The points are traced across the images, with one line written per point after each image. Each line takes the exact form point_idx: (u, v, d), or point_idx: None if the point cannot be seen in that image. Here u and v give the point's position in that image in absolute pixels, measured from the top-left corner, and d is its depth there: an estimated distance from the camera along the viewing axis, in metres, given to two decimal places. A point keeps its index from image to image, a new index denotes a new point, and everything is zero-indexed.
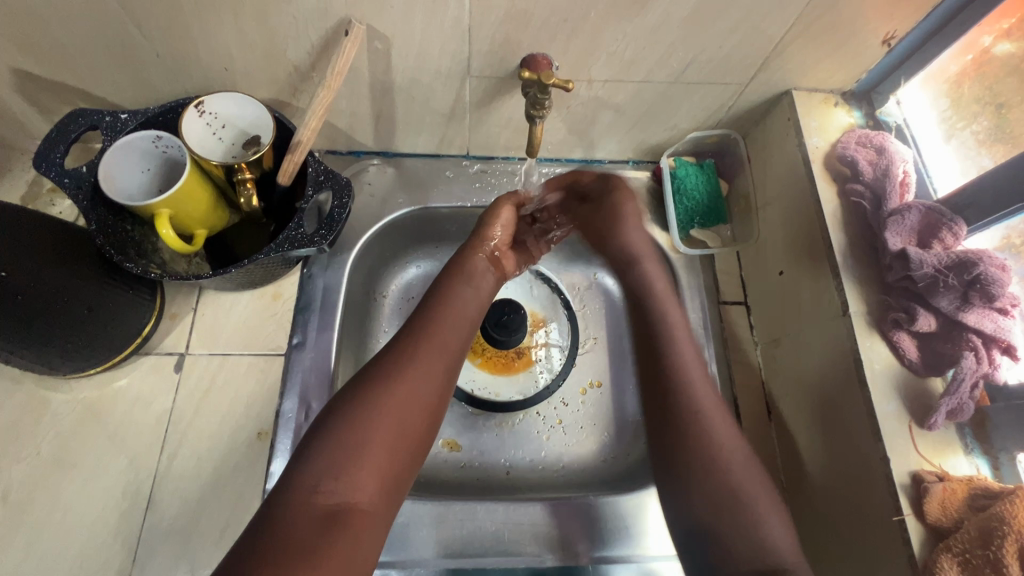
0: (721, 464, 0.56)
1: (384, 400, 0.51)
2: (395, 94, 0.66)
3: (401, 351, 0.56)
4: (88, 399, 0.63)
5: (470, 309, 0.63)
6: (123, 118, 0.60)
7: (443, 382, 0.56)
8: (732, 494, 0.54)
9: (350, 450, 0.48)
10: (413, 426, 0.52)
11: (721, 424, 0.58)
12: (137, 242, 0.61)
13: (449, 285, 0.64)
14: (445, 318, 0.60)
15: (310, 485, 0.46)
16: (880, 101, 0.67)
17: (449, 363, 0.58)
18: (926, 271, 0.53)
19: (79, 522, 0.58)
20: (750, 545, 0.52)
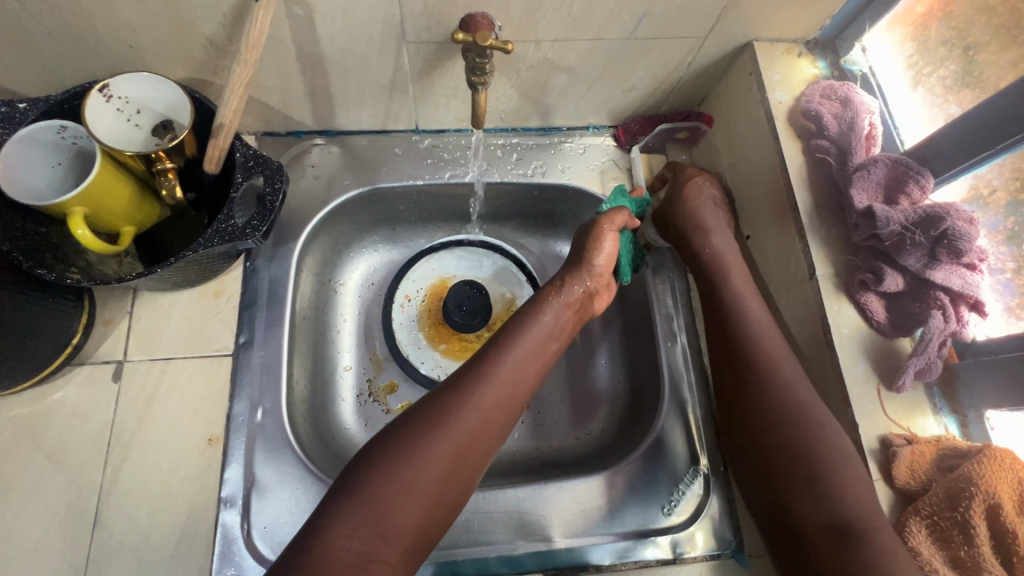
0: (799, 437, 0.48)
1: (433, 447, 0.46)
2: (325, 66, 0.60)
3: (457, 392, 0.49)
4: (20, 417, 0.59)
5: (545, 351, 0.54)
6: (22, 108, 0.54)
7: (499, 430, 0.50)
8: (810, 463, 0.47)
9: (390, 502, 0.43)
10: (458, 483, 0.47)
11: (799, 387, 0.51)
12: (54, 245, 0.56)
13: (524, 317, 0.56)
14: (514, 358, 0.52)
15: (342, 534, 0.41)
16: (845, 48, 0.63)
17: (510, 412, 0.51)
18: (893, 228, 0.51)
19: (22, 547, 0.55)
20: (818, 504, 0.46)
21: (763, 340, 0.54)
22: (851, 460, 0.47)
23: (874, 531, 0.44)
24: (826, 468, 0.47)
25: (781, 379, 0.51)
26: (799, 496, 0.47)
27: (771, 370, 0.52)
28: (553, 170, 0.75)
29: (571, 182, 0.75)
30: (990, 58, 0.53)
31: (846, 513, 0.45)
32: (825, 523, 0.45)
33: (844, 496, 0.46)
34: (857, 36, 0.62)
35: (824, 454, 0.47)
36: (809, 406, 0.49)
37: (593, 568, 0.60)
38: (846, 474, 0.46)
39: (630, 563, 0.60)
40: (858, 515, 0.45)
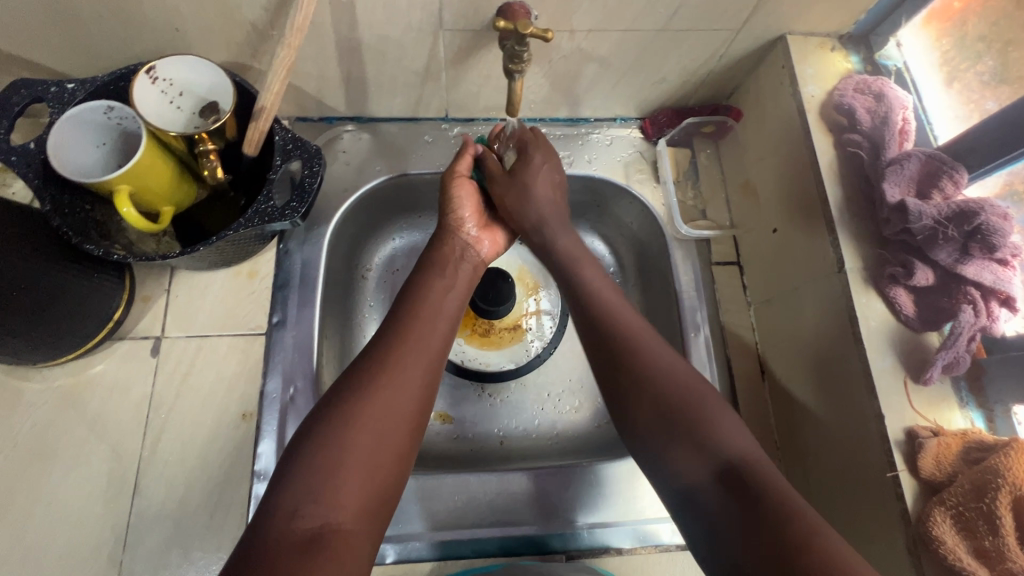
0: (672, 394, 0.50)
1: (359, 414, 0.46)
2: (363, 52, 0.61)
3: (370, 362, 0.50)
4: (63, 388, 0.61)
5: (448, 310, 0.57)
6: (70, 88, 0.56)
7: (422, 391, 0.50)
8: (687, 415, 0.48)
9: (325, 473, 0.43)
10: (391, 443, 0.47)
11: (663, 352, 0.53)
12: (99, 222, 0.57)
13: (423, 277, 0.59)
14: (420, 324, 0.54)
15: (288, 511, 0.41)
16: (880, 43, 0.63)
17: (429, 370, 0.52)
18: (925, 222, 0.51)
19: (65, 511, 0.57)
20: (699, 453, 0.47)
21: (619, 316, 0.56)
22: (712, 404, 0.49)
23: (756, 459, 0.46)
24: (703, 415, 0.48)
25: (641, 346, 0.53)
26: (682, 451, 0.47)
27: (632, 338, 0.54)
28: (580, 160, 0.75)
29: (596, 172, 0.75)
30: None
31: (727, 450, 0.46)
32: (711, 467, 0.46)
33: (722, 436, 0.47)
34: (893, 30, 0.62)
35: (697, 403, 0.49)
36: (665, 364, 0.52)
37: (613, 551, 0.61)
38: (717, 413, 0.48)
39: (649, 547, 0.61)
40: (739, 452, 0.46)
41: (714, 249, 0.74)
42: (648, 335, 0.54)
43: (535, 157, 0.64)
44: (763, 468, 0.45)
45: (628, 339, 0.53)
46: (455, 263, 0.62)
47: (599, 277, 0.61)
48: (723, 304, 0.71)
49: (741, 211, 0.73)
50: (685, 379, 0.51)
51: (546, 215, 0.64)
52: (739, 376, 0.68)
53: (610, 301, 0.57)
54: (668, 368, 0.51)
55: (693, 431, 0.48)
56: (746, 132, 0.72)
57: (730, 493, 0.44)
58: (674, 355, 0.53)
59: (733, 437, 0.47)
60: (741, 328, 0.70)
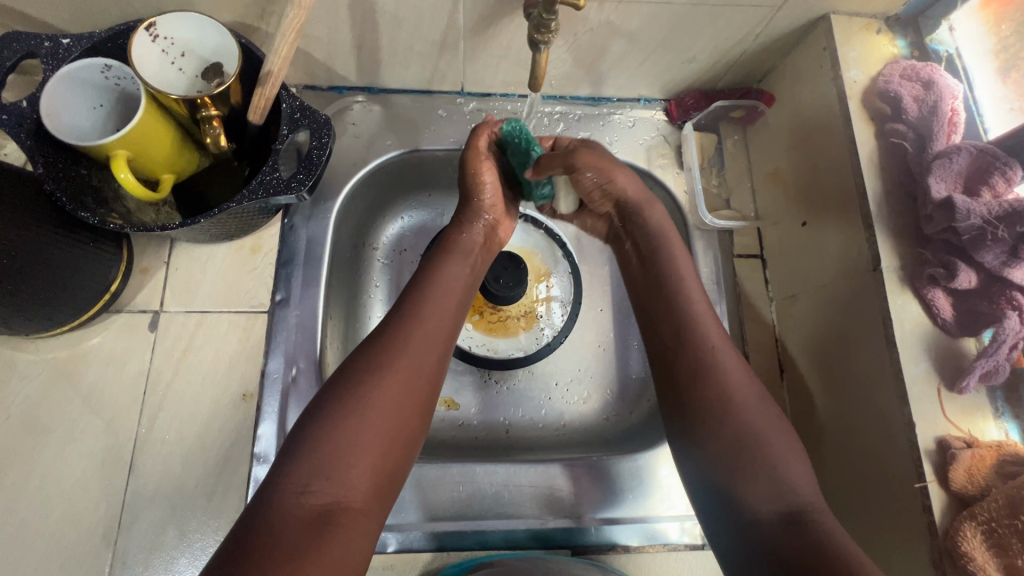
0: (739, 426, 0.46)
1: (371, 393, 0.45)
2: (377, 17, 0.57)
3: (381, 341, 0.48)
4: (57, 359, 0.59)
5: (461, 286, 0.55)
6: (65, 44, 0.52)
7: (432, 373, 0.49)
8: (752, 448, 0.45)
9: (335, 450, 0.42)
10: (404, 422, 0.46)
11: (735, 373, 0.49)
12: (95, 188, 0.54)
13: (440, 259, 0.56)
14: (431, 304, 0.52)
15: (297, 485, 0.40)
16: (929, 27, 0.59)
17: (440, 353, 0.50)
18: (973, 222, 0.48)
19: (60, 486, 0.55)
20: (774, 492, 0.43)
21: (711, 337, 0.51)
22: (785, 441, 0.46)
23: (816, 505, 0.43)
24: (768, 454, 0.45)
25: (724, 371, 0.49)
26: (754, 486, 0.44)
27: (708, 356, 0.50)
28: (600, 142, 0.72)
29: (617, 156, 0.71)
30: None
31: (792, 492, 0.43)
32: (774, 510, 0.43)
33: (786, 477, 0.44)
34: (945, 13, 0.57)
35: (762, 436, 0.46)
36: (738, 392, 0.48)
37: (620, 548, 0.59)
38: (783, 450, 0.45)
39: (657, 545, 0.60)
40: (802, 495, 0.43)
41: (736, 241, 0.71)
42: (726, 351, 0.50)
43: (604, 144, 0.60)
44: (824, 516, 0.42)
45: (704, 362, 0.49)
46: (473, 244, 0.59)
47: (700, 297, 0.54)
48: (743, 298, 0.69)
49: (767, 201, 0.70)
50: (764, 408, 0.48)
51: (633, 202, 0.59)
52: (757, 373, 0.66)
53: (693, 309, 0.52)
54: (745, 392, 0.48)
55: (763, 459, 0.45)
56: (778, 117, 0.68)
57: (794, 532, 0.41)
58: (748, 375, 0.50)
59: (797, 478, 0.44)
60: (762, 324, 0.67)
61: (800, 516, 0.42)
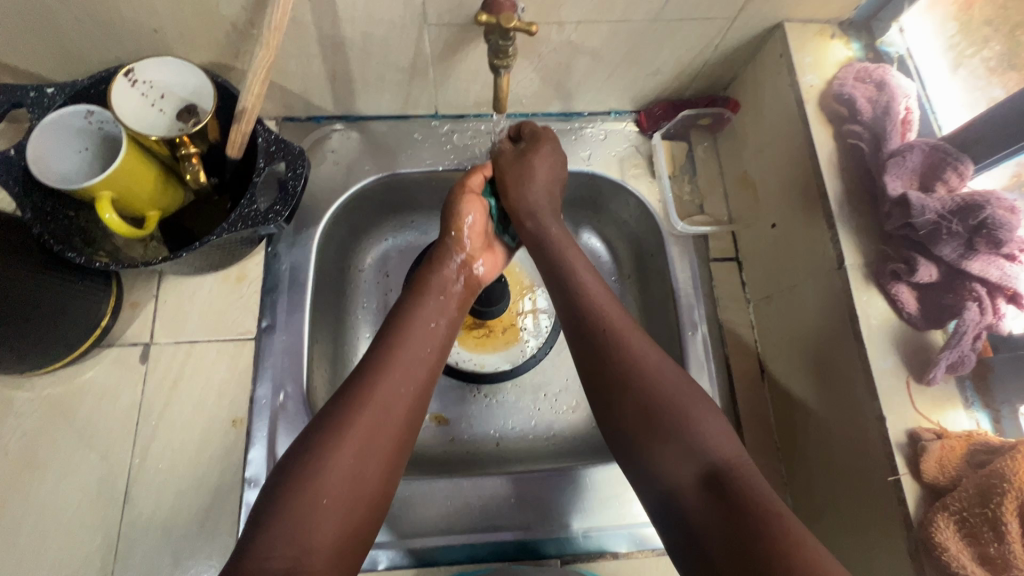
0: (659, 400, 0.48)
1: (339, 449, 0.44)
2: (347, 50, 0.60)
3: (354, 395, 0.48)
4: (53, 396, 0.61)
5: (435, 334, 0.55)
6: (49, 93, 0.55)
7: (403, 427, 0.48)
8: (672, 419, 0.47)
9: (302, 512, 0.42)
10: (371, 474, 0.45)
11: (651, 348, 0.52)
12: (84, 229, 0.57)
13: (412, 304, 0.56)
14: (402, 355, 0.52)
15: (261, 553, 0.40)
16: (881, 29, 0.61)
17: (413, 407, 0.50)
18: (928, 217, 0.49)
19: (56, 519, 0.57)
20: (686, 455, 0.46)
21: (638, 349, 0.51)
22: (699, 403, 0.48)
23: (733, 456, 0.46)
24: (681, 416, 0.47)
25: (640, 358, 0.51)
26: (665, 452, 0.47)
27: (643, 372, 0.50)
28: (577, 156, 0.74)
29: (593, 169, 0.73)
30: None
31: (707, 453, 0.46)
32: (691, 467, 0.45)
33: (702, 436, 0.47)
34: (895, 15, 0.59)
35: (682, 407, 0.48)
36: (649, 358, 0.51)
37: (610, 555, 0.60)
38: (699, 411, 0.48)
39: (646, 551, 0.60)
40: (718, 450, 0.46)
41: (711, 245, 0.72)
42: (633, 329, 0.53)
43: (544, 147, 0.63)
44: (743, 470, 0.45)
45: (629, 378, 0.50)
46: (447, 285, 0.60)
47: (598, 282, 0.57)
48: (721, 301, 0.70)
49: (739, 205, 0.71)
50: (670, 371, 0.50)
51: (539, 222, 0.61)
52: (738, 375, 0.66)
53: (607, 309, 0.54)
54: (654, 365, 0.50)
55: (675, 420, 0.47)
56: (745, 123, 0.70)
57: (710, 491, 0.44)
58: (650, 345, 0.52)
59: (711, 436, 0.47)
60: (740, 326, 0.68)
61: (716, 470, 0.45)
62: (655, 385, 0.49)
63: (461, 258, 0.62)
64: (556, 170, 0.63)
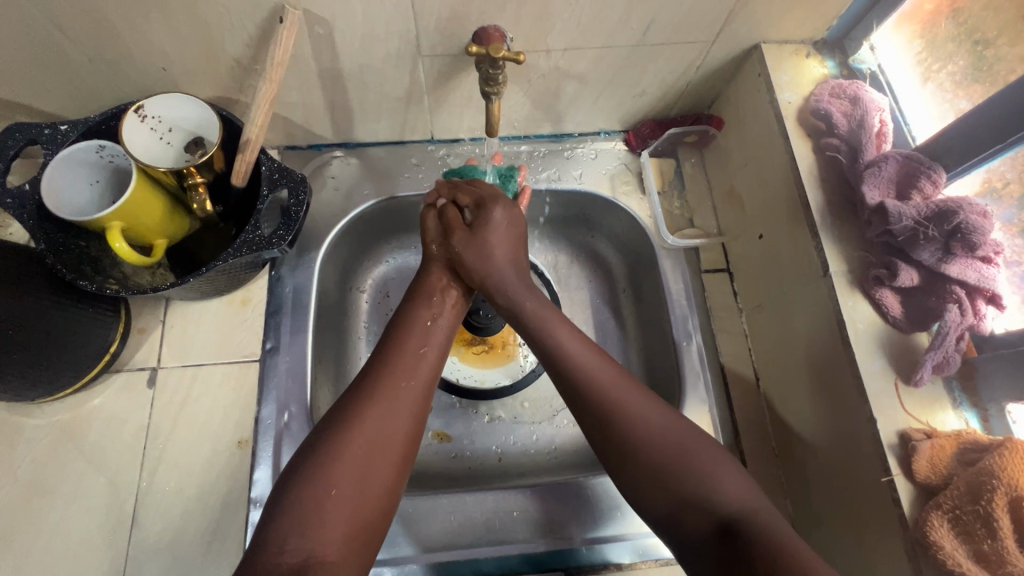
0: (666, 454, 0.48)
1: (344, 444, 0.46)
2: (346, 81, 0.63)
3: (360, 393, 0.49)
4: (62, 422, 0.62)
5: (436, 336, 0.57)
6: (63, 129, 0.58)
7: (410, 423, 0.50)
8: (686, 476, 0.47)
9: (314, 503, 0.43)
10: (379, 471, 0.46)
11: (647, 410, 0.50)
12: (94, 258, 0.59)
13: (410, 307, 0.59)
14: (404, 352, 0.53)
15: (275, 544, 0.41)
16: (853, 48, 0.64)
17: (419, 399, 0.51)
18: (905, 224, 0.51)
19: (65, 543, 0.58)
20: (706, 513, 0.45)
21: (633, 408, 0.50)
22: (718, 462, 0.47)
23: (753, 517, 0.44)
24: (699, 475, 0.47)
25: (630, 413, 0.50)
26: (688, 513, 0.46)
27: (626, 418, 0.50)
28: (569, 175, 0.76)
29: (585, 187, 0.76)
30: (998, 53, 0.53)
31: (724, 507, 0.45)
32: (711, 526, 0.45)
33: (723, 494, 0.46)
34: (865, 35, 0.62)
35: (692, 462, 0.47)
36: (636, 434, 0.49)
37: (614, 566, 0.60)
38: (721, 473, 0.47)
39: (650, 561, 0.60)
40: (738, 504, 0.45)
41: (703, 257, 0.74)
42: (617, 378, 0.52)
43: (495, 212, 0.61)
44: (765, 522, 0.44)
45: (609, 418, 0.50)
46: (446, 288, 0.62)
47: (577, 338, 0.55)
48: (714, 311, 0.71)
49: (728, 218, 0.74)
50: (675, 425, 0.50)
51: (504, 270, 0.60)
52: (734, 383, 0.67)
53: (573, 354, 0.54)
54: (655, 426, 0.49)
55: (694, 475, 0.47)
56: (730, 139, 0.73)
57: (727, 545, 0.43)
58: (668, 417, 0.50)
59: (732, 491, 0.46)
60: (733, 335, 0.70)
61: (739, 526, 0.43)
62: (628, 441, 0.49)
63: (454, 286, 0.63)
64: (515, 227, 0.63)
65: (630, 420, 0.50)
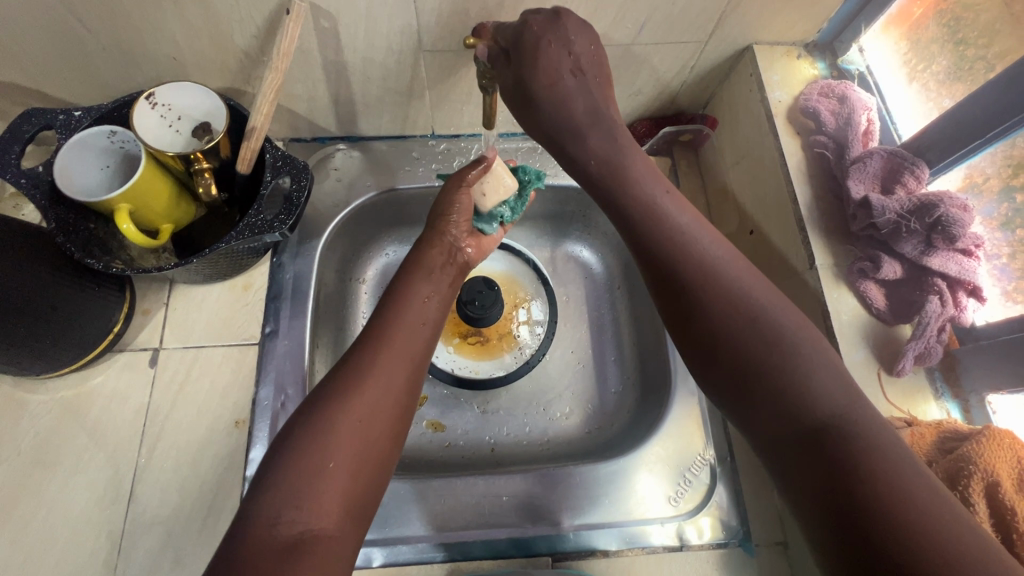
0: (753, 342, 0.44)
1: (342, 415, 0.46)
2: (349, 75, 0.65)
3: (356, 364, 0.50)
4: (65, 398, 0.64)
5: (431, 309, 0.57)
6: (77, 115, 0.60)
7: (403, 392, 0.50)
8: (773, 367, 0.43)
9: (310, 474, 0.43)
10: (374, 442, 0.47)
11: (749, 286, 0.46)
12: (102, 239, 0.61)
13: (408, 279, 0.59)
14: (400, 325, 0.54)
15: (270, 515, 0.41)
16: (843, 49, 0.66)
17: (411, 368, 0.52)
18: (889, 217, 0.52)
19: (64, 515, 0.59)
20: (788, 411, 0.42)
21: (733, 280, 0.47)
22: (808, 344, 0.43)
23: (850, 412, 0.40)
24: (789, 364, 0.43)
25: (727, 287, 0.47)
26: (766, 401, 0.43)
27: (716, 287, 0.47)
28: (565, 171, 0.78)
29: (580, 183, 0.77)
30: (980, 54, 0.54)
31: (814, 407, 0.41)
32: (797, 424, 0.41)
33: (812, 388, 0.42)
34: (854, 37, 0.64)
35: (778, 347, 0.43)
36: (747, 302, 0.46)
37: (600, 553, 0.61)
38: (809, 362, 0.43)
39: (637, 548, 0.61)
40: (835, 407, 0.41)
41: None
42: (722, 252, 0.49)
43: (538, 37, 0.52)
44: (862, 422, 0.40)
45: (708, 290, 0.47)
46: (443, 262, 0.62)
47: (673, 198, 0.53)
48: None
49: (721, 215, 0.75)
50: (764, 295, 0.46)
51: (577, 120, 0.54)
52: None
53: (671, 217, 0.51)
54: (754, 301, 0.46)
55: (786, 367, 0.43)
56: (723, 138, 0.74)
57: (815, 442, 0.40)
58: (769, 289, 0.47)
59: (823, 389, 0.41)
60: None
61: (835, 430, 0.39)
62: (731, 312, 0.46)
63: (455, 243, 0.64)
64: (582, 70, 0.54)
65: (728, 289, 0.46)
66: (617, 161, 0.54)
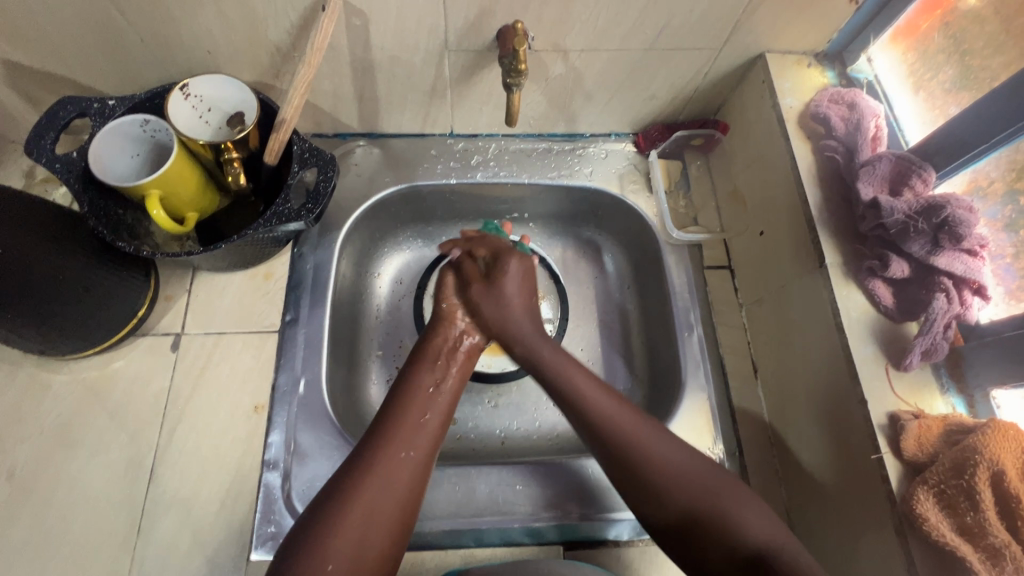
0: (687, 490, 0.50)
1: (339, 521, 0.46)
2: (375, 72, 0.67)
3: (358, 465, 0.50)
4: (88, 379, 0.65)
5: (438, 400, 0.57)
6: (111, 104, 0.61)
7: (406, 496, 0.50)
8: (714, 519, 0.49)
9: None
10: (372, 542, 0.47)
11: (663, 445, 0.53)
12: (130, 225, 0.62)
13: (412, 371, 0.59)
14: (405, 422, 0.53)
15: None
16: (852, 59, 0.69)
17: (421, 471, 0.51)
18: (897, 217, 0.54)
19: (84, 495, 0.60)
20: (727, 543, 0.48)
21: (646, 441, 0.53)
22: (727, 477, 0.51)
23: (781, 545, 0.47)
24: (722, 510, 0.49)
25: (648, 446, 0.53)
26: (705, 539, 0.49)
27: (638, 447, 0.53)
28: (579, 172, 0.80)
29: (594, 184, 0.79)
30: (984, 64, 0.57)
31: (746, 538, 0.48)
32: (732, 557, 0.48)
33: (745, 525, 0.48)
34: (863, 48, 0.67)
35: (711, 491, 0.50)
36: (662, 458, 0.52)
37: (611, 542, 0.63)
38: (738, 502, 0.49)
39: (647, 538, 0.63)
40: (760, 536, 0.48)
41: (706, 254, 0.77)
42: (639, 423, 0.54)
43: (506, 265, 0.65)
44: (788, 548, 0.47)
45: (629, 450, 0.53)
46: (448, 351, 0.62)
47: (591, 378, 0.58)
48: (716, 305, 0.74)
49: (730, 218, 0.77)
50: (701, 459, 0.53)
51: (523, 329, 0.63)
52: (734, 374, 0.70)
53: (589, 395, 0.56)
54: (678, 457, 0.52)
55: (718, 508, 0.49)
56: (734, 142, 0.77)
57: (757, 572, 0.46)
58: (685, 445, 0.53)
59: (755, 525, 0.48)
60: (733, 328, 0.73)
61: (767, 560, 0.46)
62: (653, 463, 0.52)
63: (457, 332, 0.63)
64: (526, 278, 0.67)
65: (636, 440, 0.53)
66: (513, 326, 0.63)
